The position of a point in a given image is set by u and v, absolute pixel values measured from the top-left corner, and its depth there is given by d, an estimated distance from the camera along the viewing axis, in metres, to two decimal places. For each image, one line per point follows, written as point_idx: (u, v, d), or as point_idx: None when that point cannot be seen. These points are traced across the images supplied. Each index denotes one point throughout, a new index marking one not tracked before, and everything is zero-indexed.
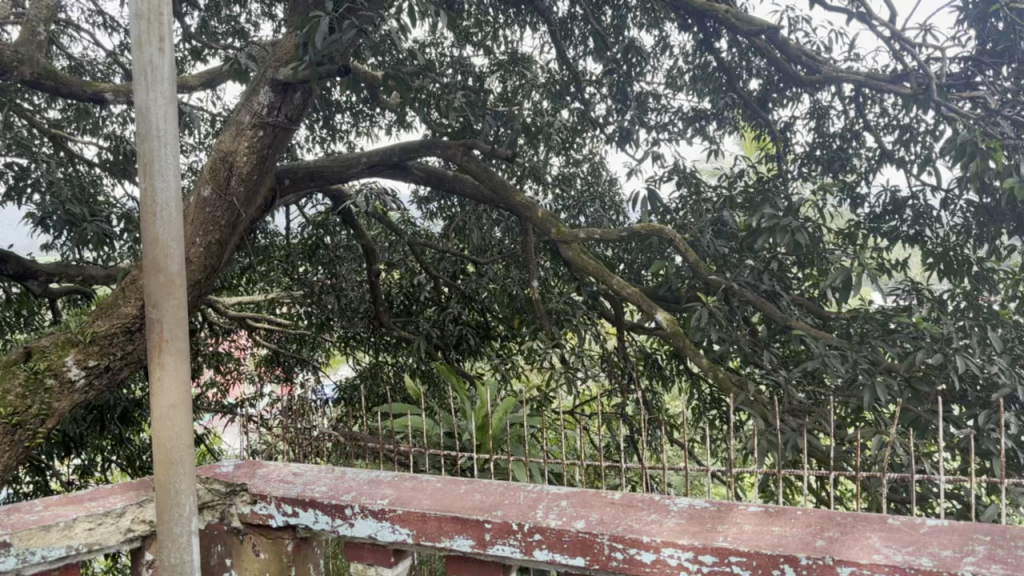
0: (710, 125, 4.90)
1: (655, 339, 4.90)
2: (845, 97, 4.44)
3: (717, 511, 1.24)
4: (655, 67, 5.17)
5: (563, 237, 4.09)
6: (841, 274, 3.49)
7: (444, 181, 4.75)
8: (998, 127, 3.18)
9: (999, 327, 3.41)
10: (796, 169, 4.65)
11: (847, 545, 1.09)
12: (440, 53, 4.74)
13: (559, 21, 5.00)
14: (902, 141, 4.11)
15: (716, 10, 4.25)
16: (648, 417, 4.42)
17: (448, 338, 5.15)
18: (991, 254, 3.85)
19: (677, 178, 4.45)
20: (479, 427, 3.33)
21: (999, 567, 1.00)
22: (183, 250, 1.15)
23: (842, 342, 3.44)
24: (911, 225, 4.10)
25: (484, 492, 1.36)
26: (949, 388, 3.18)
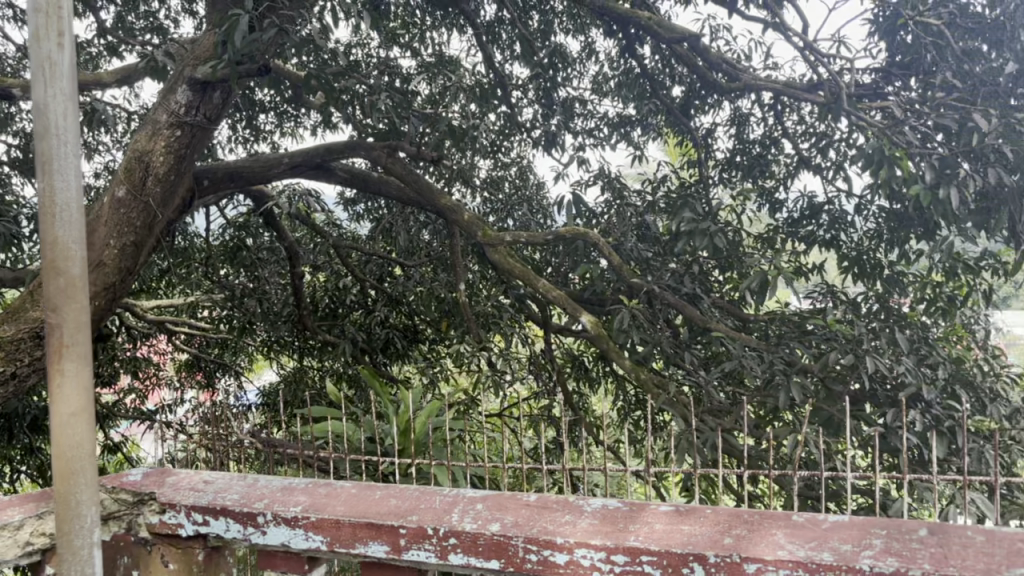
0: (635, 130, 4.99)
1: (582, 341, 4.95)
2: (765, 105, 4.56)
3: (630, 510, 1.25)
4: (581, 72, 5.23)
5: (489, 241, 4.10)
6: (759, 276, 3.59)
7: (368, 183, 4.70)
8: (904, 136, 3.31)
9: (908, 328, 3.54)
10: (717, 175, 4.76)
11: (753, 542, 1.11)
12: (367, 54, 4.70)
13: (486, 24, 5.00)
14: (817, 149, 4.25)
15: (639, 18, 4.33)
16: (574, 419, 4.46)
17: (375, 341, 5.11)
18: (901, 258, 4.01)
19: (602, 182, 4.50)
20: (402, 431, 3.31)
21: (894, 560, 1.04)
22: (84, 251, 1.11)
23: (759, 343, 3.55)
24: (827, 230, 4.25)
25: (399, 497, 1.35)
26: (861, 388, 3.30)
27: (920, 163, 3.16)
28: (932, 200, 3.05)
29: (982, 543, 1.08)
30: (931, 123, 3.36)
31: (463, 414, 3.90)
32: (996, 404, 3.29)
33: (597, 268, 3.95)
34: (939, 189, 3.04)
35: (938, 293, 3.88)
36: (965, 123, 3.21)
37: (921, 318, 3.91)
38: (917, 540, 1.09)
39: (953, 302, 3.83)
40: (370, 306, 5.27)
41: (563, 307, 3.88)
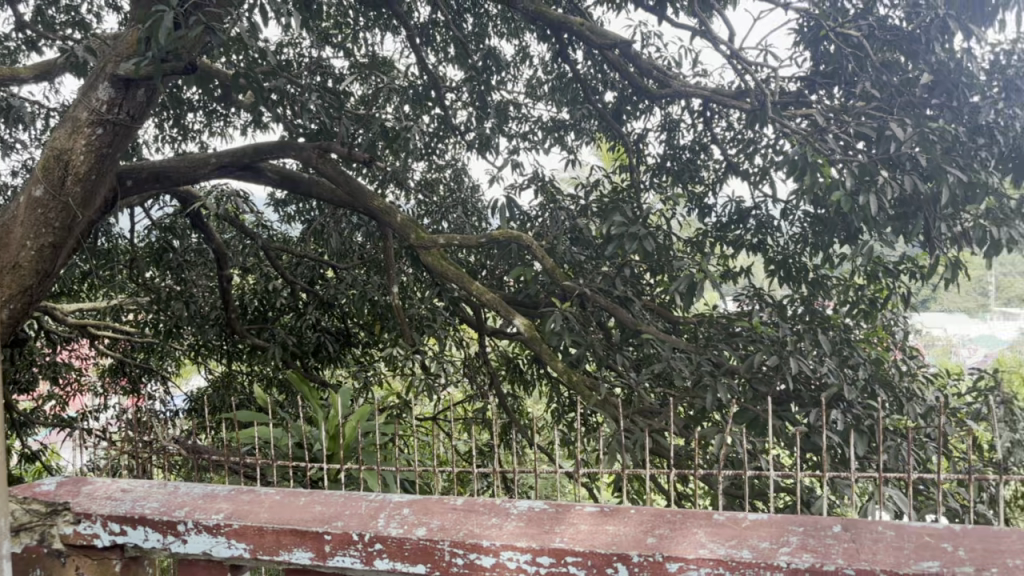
0: (569, 134, 5.03)
1: (516, 343, 4.97)
2: (694, 111, 4.64)
3: (556, 512, 1.26)
4: (515, 76, 5.24)
5: (422, 243, 4.08)
6: (687, 279, 3.65)
7: (299, 185, 4.64)
8: (826, 144, 3.41)
9: (830, 331, 3.65)
10: (648, 180, 4.84)
11: (675, 541, 1.13)
12: (299, 54, 4.63)
13: (420, 26, 4.98)
14: (744, 154, 4.34)
15: (571, 23, 4.33)
16: (508, 421, 4.47)
17: (307, 345, 5.07)
18: (825, 262, 4.13)
19: (536, 186, 4.52)
20: (331, 436, 3.28)
21: (810, 556, 1.07)
22: None
23: (688, 345, 3.62)
24: (755, 234, 4.36)
25: (325, 503, 1.33)
26: (785, 389, 3.38)
27: (840, 169, 3.26)
28: (852, 205, 3.14)
29: (892, 537, 1.12)
30: (852, 131, 3.47)
31: (395, 418, 3.87)
32: (913, 403, 3.41)
33: (531, 271, 3.97)
34: (859, 195, 3.13)
35: (860, 296, 4.07)
36: (883, 131, 3.30)
37: (843, 320, 4.03)
38: (832, 536, 1.13)
39: (875, 305, 4.02)
40: (301, 309, 5.19)
41: (497, 310, 3.86)
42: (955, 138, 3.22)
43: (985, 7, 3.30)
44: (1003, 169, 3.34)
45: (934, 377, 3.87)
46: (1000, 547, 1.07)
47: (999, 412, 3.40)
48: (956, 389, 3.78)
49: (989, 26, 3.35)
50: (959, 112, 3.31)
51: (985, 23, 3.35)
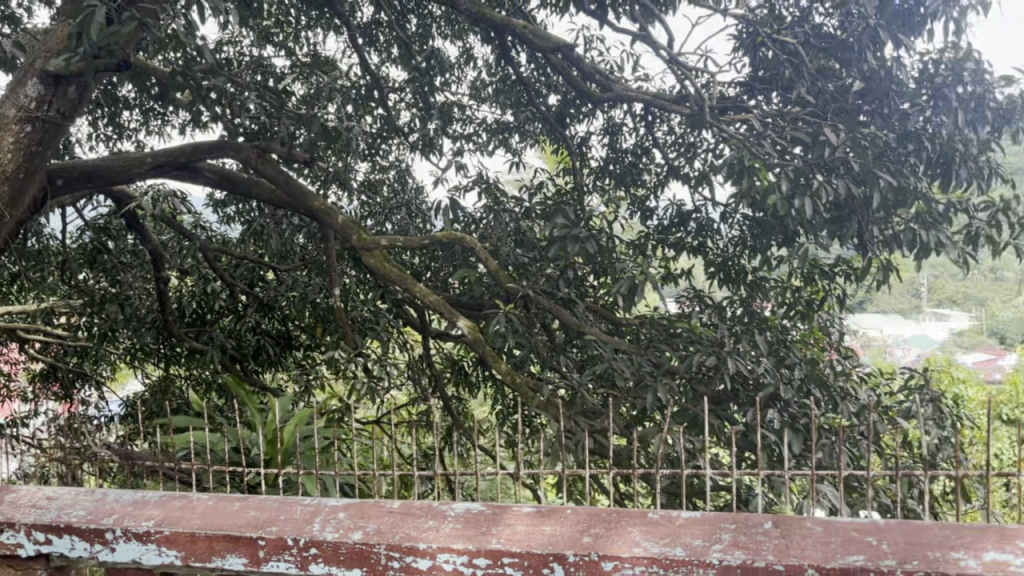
0: (513, 137, 5.05)
1: (461, 346, 4.95)
2: (636, 115, 4.69)
3: (493, 513, 1.26)
4: (459, 77, 5.24)
5: (364, 244, 4.05)
6: (628, 280, 3.70)
7: (238, 185, 4.56)
8: (762, 148, 3.48)
9: (767, 332, 3.72)
10: (591, 182, 4.87)
11: (610, 540, 1.14)
12: (238, 52, 4.56)
13: (363, 26, 4.94)
14: (684, 158, 4.40)
15: (514, 26, 4.35)
16: (451, 424, 4.46)
17: (246, 349, 4.99)
18: (762, 265, 4.22)
19: (479, 188, 4.52)
20: (268, 440, 3.27)
21: (741, 553, 1.09)
22: None
23: (630, 346, 3.66)
24: (695, 237, 4.45)
25: (259, 508, 1.31)
26: (724, 389, 3.43)
27: (776, 173, 3.32)
28: (787, 209, 3.21)
29: (820, 533, 1.14)
30: (788, 136, 3.54)
31: (336, 421, 3.83)
32: (847, 402, 3.48)
33: (474, 273, 3.97)
34: (794, 199, 3.20)
35: (797, 298, 4.15)
36: (817, 137, 3.38)
37: (781, 321, 4.12)
38: (762, 533, 1.15)
39: (811, 305, 4.11)
40: (241, 311, 5.11)
41: (440, 312, 3.85)
42: (886, 144, 3.31)
43: (914, 17, 3.38)
44: (931, 174, 3.44)
45: (867, 377, 3.97)
46: (923, 540, 1.10)
47: (928, 411, 3.50)
48: (889, 388, 3.88)
49: (918, 35, 3.45)
50: (889, 120, 3.43)
51: (915, 32, 3.45)
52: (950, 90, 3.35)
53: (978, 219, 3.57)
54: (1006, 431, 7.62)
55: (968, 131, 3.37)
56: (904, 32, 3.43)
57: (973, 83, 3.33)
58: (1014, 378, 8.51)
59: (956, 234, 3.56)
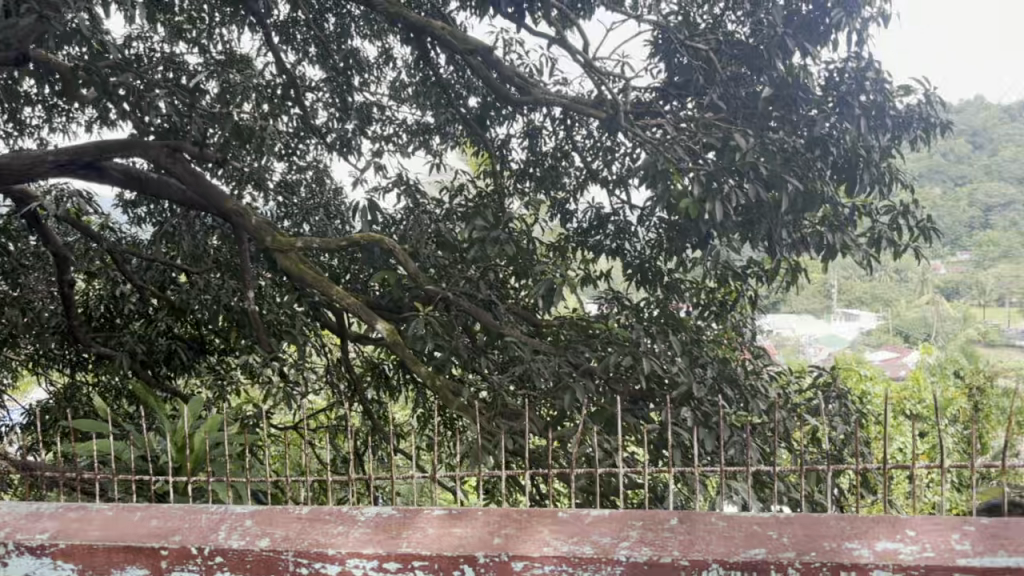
0: (434, 138, 5.04)
1: (381, 349, 4.89)
2: (556, 119, 4.72)
3: (404, 516, 1.25)
4: (378, 78, 5.19)
5: (279, 246, 3.97)
6: (546, 282, 3.73)
7: (147, 184, 4.43)
8: (676, 152, 3.55)
9: (682, 332, 3.80)
10: (511, 185, 4.88)
11: (520, 541, 1.15)
12: (148, 48, 4.42)
13: (279, 24, 4.84)
14: (603, 162, 4.47)
15: (433, 27, 4.30)
16: (371, 428, 4.40)
17: (157, 354, 4.83)
18: (679, 266, 4.30)
19: (399, 189, 4.49)
20: (179, 447, 3.17)
21: (647, 550, 1.11)
22: None
23: (548, 347, 3.69)
24: (613, 239, 4.51)
25: (162, 518, 1.28)
26: (642, 388, 3.49)
27: (690, 177, 3.38)
28: (699, 212, 3.28)
29: (723, 527, 1.18)
30: (701, 141, 3.62)
31: (250, 427, 3.74)
32: (758, 400, 3.57)
33: (393, 275, 3.94)
34: (706, 202, 3.27)
35: (711, 298, 4.28)
36: (726, 142, 3.46)
37: (696, 322, 4.21)
38: (668, 529, 1.17)
39: (724, 305, 4.23)
40: (152, 315, 4.95)
41: (358, 315, 3.79)
42: (793, 149, 3.42)
43: (820, 27, 3.53)
44: (837, 178, 3.60)
45: (777, 375, 4.09)
46: (819, 532, 1.15)
47: (835, 408, 3.62)
48: (798, 386, 4.00)
49: (824, 45, 3.57)
50: (797, 125, 3.52)
51: (820, 42, 3.56)
52: (854, 98, 3.46)
53: (880, 222, 3.76)
54: (909, 425, 7.94)
55: (869, 138, 3.51)
56: (811, 41, 3.55)
57: (874, 91, 3.49)
58: (916, 376, 8.87)
59: (859, 237, 3.72)
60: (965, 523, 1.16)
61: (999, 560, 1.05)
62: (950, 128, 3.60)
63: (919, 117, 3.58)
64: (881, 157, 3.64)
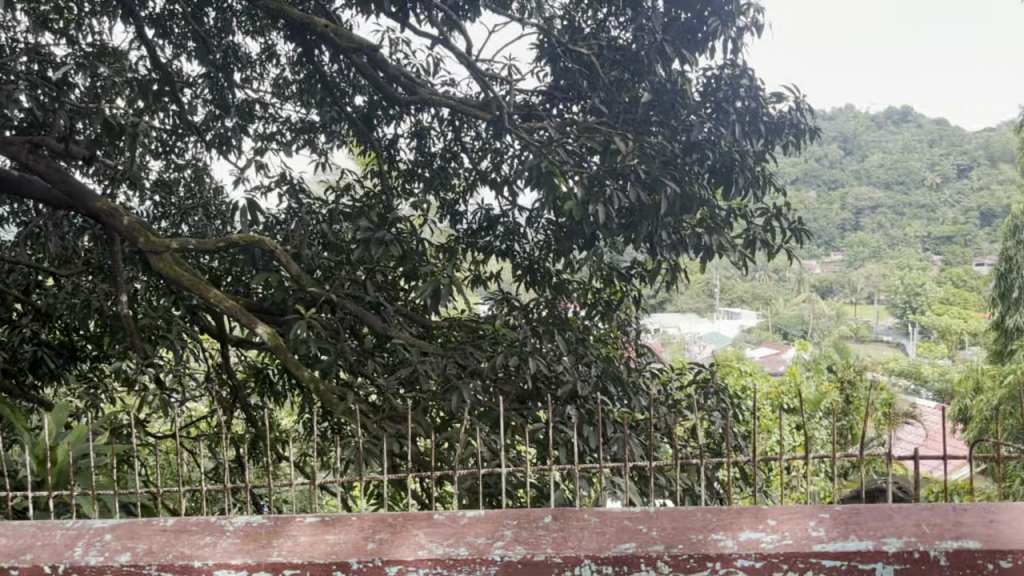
0: (319, 137, 4.95)
1: (266, 353, 4.76)
2: (443, 119, 4.72)
3: (273, 525, 1.21)
4: (261, 75, 5.05)
5: (152, 247, 3.80)
6: (432, 284, 3.72)
7: (7, 182, 4.17)
8: (559, 154, 3.59)
9: (567, 332, 3.87)
10: (399, 185, 4.84)
11: (395, 545, 1.14)
12: (11, 38, 4.17)
13: (154, 17, 4.64)
14: (491, 164, 4.46)
15: (316, 24, 4.21)
16: (254, 434, 4.27)
17: (22, 362, 4.55)
18: (566, 267, 4.36)
19: (284, 188, 4.39)
20: (40, 461, 2.98)
21: (522, 548, 1.12)
22: None
23: (436, 349, 3.67)
24: (502, 240, 4.53)
25: (12, 536, 1.20)
26: (528, 388, 3.53)
27: (573, 180, 3.42)
28: (583, 214, 3.33)
29: (596, 523, 1.20)
30: (584, 145, 3.68)
31: (121, 437, 3.56)
32: (640, 398, 3.66)
33: (275, 277, 3.83)
34: (589, 204, 3.32)
35: (598, 298, 4.36)
36: (609, 146, 3.53)
37: (584, 321, 4.27)
38: (542, 527, 1.18)
39: (609, 305, 4.32)
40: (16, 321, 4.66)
41: (238, 318, 3.67)
42: (671, 154, 3.52)
43: (697, 35, 3.64)
44: (714, 181, 3.73)
45: (661, 372, 4.19)
46: (687, 524, 1.18)
47: (714, 404, 3.74)
48: (680, 383, 4.11)
49: (702, 52, 3.69)
50: (676, 131, 3.62)
51: (697, 49, 3.69)
52: (729, 104, 3.60)
53: (755, 223, 3.92)
54: (786, 419, 8.28)
55: (743, 143, 3.64)
56: (688, 48, 3.67)
57: (748, 98, 3.63)
58: (793, 370, 9.24)
59: (736, 239, 3.87)
60: (821, 510, 1.21)
61: (851, 544, 1.11)
62: (819, 134, 3.77)
63: (789, 123, 3.74)
64: (756, 162, 3.78)
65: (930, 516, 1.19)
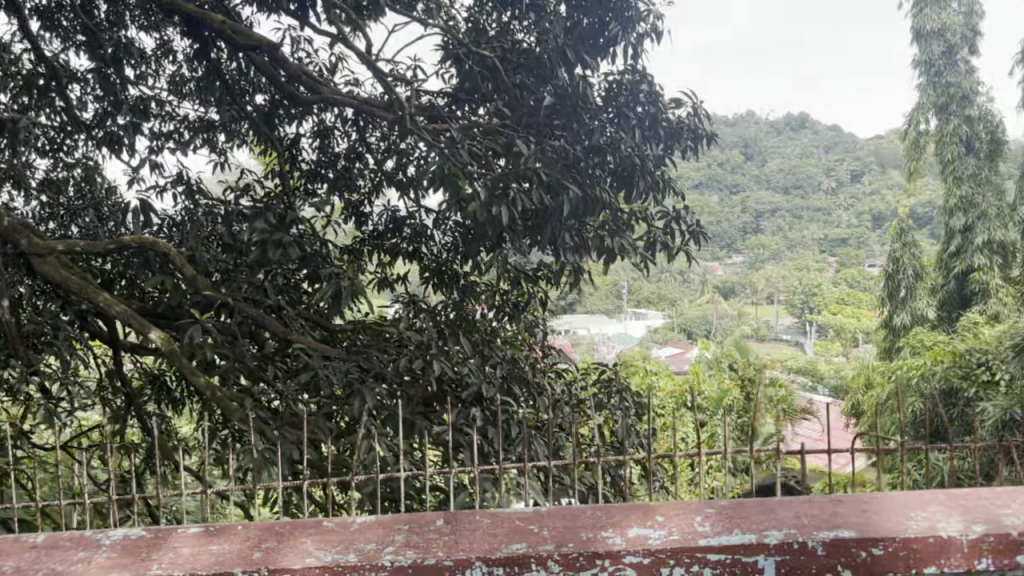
0: (219, 136, 4.81)
1: (162, 360, 4.59)
2: (347, 120, 4.66)
3: (154, 537, 1.17)
4: (155, 71, 4.88)
5: (36, 249, 3.60)
6: (334, 286, 3.64)
7: None
8: (462, 155, 3.57)
9: (472, 335, 3.92)
10: (303, 186, 4.75)
11: (281, 554, 1.11)
12: None
13: (39, 9, 4.42)
14: (396, 165, 4.41)
15: (212, 20, 4.06)
16: (150, 443, 4.11)
17: None
18: (472, 269, 4.36)
19: (180, 188, 4.25)
20: None
21: (412, 552, 1.11)
22: None
23: (340, 353, 3.61)
24: (409, 242, 4.49)
25: None
26: (434, 391, 3.50)
27: (476, 182, 3.41)
28: (487, 215, 3.31)
29: (487, 525, 1.20)
30: (489, 148, 3.68)
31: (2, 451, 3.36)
32: (546, 399, 3.68)
33: (169, 280, 3.69)
34: (493, 207, 3.31)
35: (505, 300, 4.38)
36: (511, 149, 3.58)
37: (491, 322, 4.28)
38: (433, 531, 1.18)
39: (517, 307, 4.33)
40: None
41: (129, 323, 3.52)
42: (573, 157, 3.56)
43: (599, 40, 3.74)
44: (616, 185, 3.79)
45: (567, 373, 4.23)
46: (578, 522, 1.19)
47: (618, 404, 3.79)
48: (585, 383, 4.16)
49: (603, 57, 3.78)
50: (578, 134, 3.67)
51: (598, 54, 3.78)
52: (630, 109, 3.71)
53: (655, 226, 4.00)
54: (691, 417, 8.48)
55: (644, 147, 3.73)
56: (590, 52, 3.76)
57: (648, 103, 3.73)
58: (696, 368, 9.45)
59: (638, 241, 3.94)
60: (706, 506, 1.25)
61: (735, 538, 1.14)
62: (715, 139, 3.88)
63: (687, 128, 3.84)
64: (657, 166, 3.85)
65: (809, 509, 1.23)
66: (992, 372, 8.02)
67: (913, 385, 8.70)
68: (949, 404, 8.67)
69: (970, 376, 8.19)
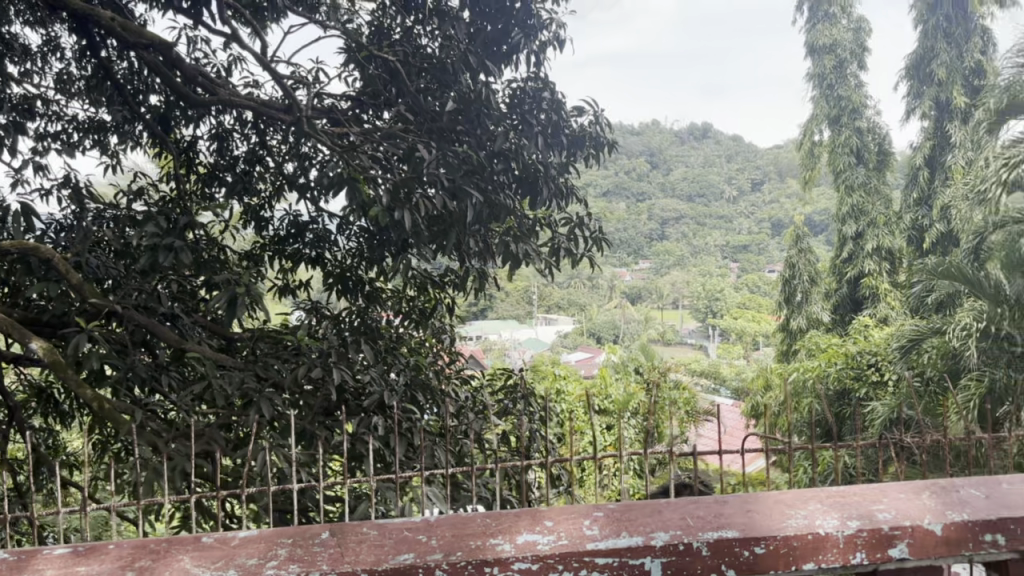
0: (111, 137, 4.62)
1: (49, 371, 4.35)
2: (245, 123, 4.55)
3: (18, 560, 1.10)
4: (41, 70, 4.66)
5: None
6: (226, 295, 3.50)
7: None
8: (361, 160, 3.51)
9: (374, 343, 3.84)
10: (200, 190, 4.60)
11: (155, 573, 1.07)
12: None
13: None
14: (297, 168, 4.31)
15: (99, 16, 3.89)
16: (34, 459, 3.88)
17: None
18: (377, 275, 4.29)
19: (67, 191, 4.05)
20: None
21: (295, 567, 1.08)
22: None
23: (236, 363, 3.49)
24: (311, 247, 4.38)
25: None
26: (336, 400, 3.42)
27: (379, 187, 3.37)
28: (388, 219, 3.26)
29: (374, 537, 1.17)
30: (393, 153, 3.64)
31: None
32: (450, 406, 3.65)
33: (52, 287, 3.50)
34: (394, 211, 3.25)
35: (412, 306, 4.33)
36: (413, 152, 3.52)
37: (396, 329, 4.22)
38: (319, 544, 1.14)
39: (424, 314, 4.30)
40: None
41: (8, 332, 3.33)
42: (478, 162, 3.54)
43: (501, 48, 3.74)
44: (521, 192, 3.78)
45: (473, 379, 4.21)
46: (466, 531, 1.18)
47: (524, 410, 3.78)
48: (492, 390, 4.15)
49: (506, 64, 3.78)
50: (480, 140, 3.65)
51: (502, 61, 3.77)
52: (533, 116, 3.72)
53: (559, 233, 4.02)
54: (597, 422, 8.56)
55: (547, 154, 3.75)
56: (493, 59, 3.76)
57: (551, 111, 3.76)
58: (603, 372, 9.56)
59: (542, 247, 3.96)
60: (595, 510, 1.25)
61: (622, 541, 1.15)
62: (617, 147, 3.94)
63: (589, 136, 3.88)
64: (560, 173, 3.87)
65: (696, 510, 1.25)
66: (880, 372, 8.45)
67: (809, 386, 9.03)
68: (842, 404, 9.05)
69: (860, 377, 8.59)
